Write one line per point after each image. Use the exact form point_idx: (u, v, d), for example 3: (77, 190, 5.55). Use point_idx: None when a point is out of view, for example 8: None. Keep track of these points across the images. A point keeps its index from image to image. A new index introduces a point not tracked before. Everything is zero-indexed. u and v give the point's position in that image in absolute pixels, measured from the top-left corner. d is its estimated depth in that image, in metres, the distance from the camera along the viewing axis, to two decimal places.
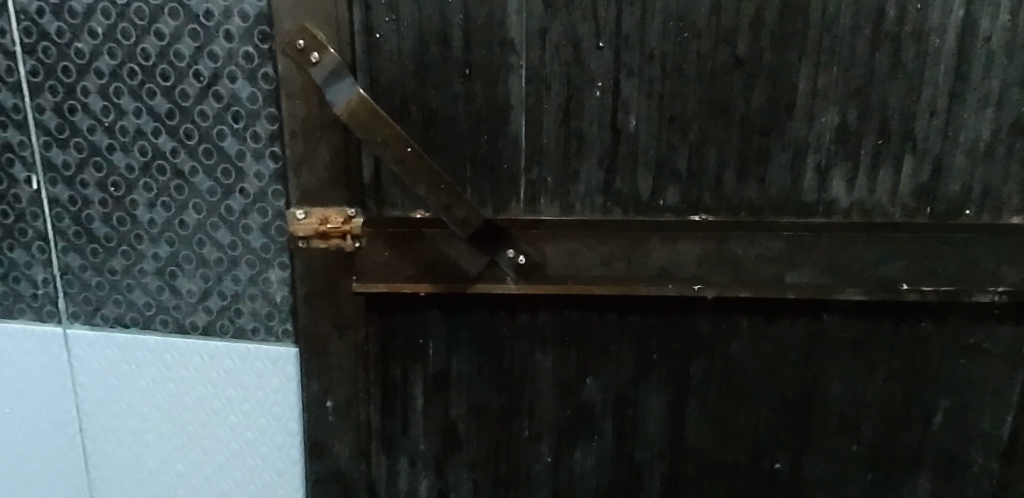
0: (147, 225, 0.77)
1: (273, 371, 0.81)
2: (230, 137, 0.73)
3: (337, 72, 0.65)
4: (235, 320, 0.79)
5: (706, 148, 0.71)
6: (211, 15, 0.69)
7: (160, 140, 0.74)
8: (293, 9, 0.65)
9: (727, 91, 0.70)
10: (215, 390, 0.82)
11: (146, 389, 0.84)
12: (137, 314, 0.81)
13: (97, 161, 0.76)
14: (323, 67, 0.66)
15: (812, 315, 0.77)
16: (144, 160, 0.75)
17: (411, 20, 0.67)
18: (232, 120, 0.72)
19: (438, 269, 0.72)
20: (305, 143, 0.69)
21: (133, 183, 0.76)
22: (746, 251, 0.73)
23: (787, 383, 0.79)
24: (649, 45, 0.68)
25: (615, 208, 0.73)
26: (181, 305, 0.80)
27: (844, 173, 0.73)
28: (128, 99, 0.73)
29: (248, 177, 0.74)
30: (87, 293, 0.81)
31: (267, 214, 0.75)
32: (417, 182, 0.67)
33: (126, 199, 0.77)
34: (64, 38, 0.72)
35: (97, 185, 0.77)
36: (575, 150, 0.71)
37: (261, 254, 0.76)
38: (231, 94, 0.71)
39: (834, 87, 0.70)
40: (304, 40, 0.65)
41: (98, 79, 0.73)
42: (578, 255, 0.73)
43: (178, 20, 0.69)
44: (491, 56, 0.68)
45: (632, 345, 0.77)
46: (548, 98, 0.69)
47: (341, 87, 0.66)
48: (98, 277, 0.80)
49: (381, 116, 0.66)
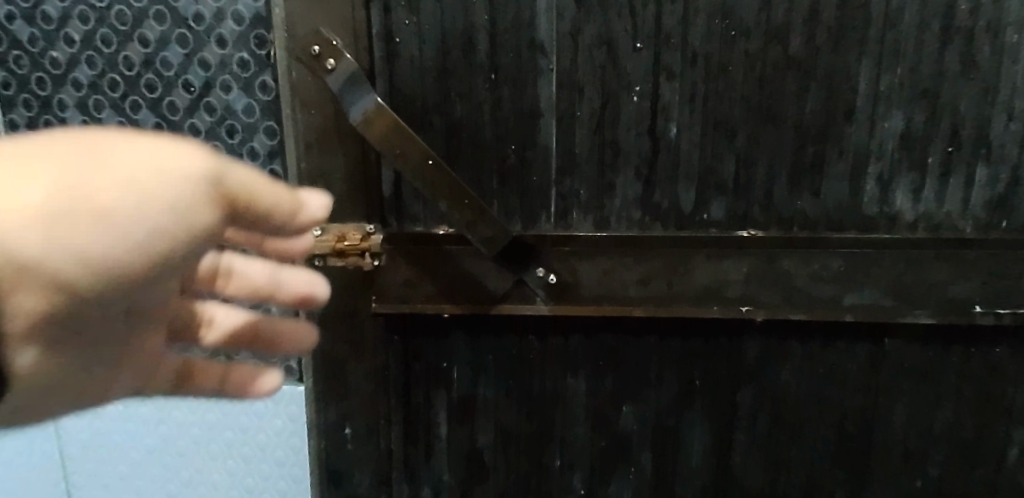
0: None
1: (274, 413, 0.78)
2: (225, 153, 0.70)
3: (357, 78, 0.61)
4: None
5: (755, 157, 0.65)
6: (201, 19, 0.66)
7: None
8: (307, 11, 0.61)
9: (779, 94, 0.64)
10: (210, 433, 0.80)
11: (135, 432, 0.81)
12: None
13: None
14: (340, 73, 0.61)
15: (872, 339, 0.70)
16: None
17: (433, 21, 0.62)
18: (227, 133, 0.69)
19: (463, 289, 0.67)
20: (322, 155, 0.64)
21: None
22: (799, 269, 0.67)
23: (845, 413, 0.73)
24: (692, 44, 0.62)
25: (654, 222, 0.67)
26: None
27: (909, 184, 0.66)
28: (111, 112, 0.70)
29: None
30: None
31: None
32: (438, 195, 0.62)
33: None
34: (37, 46, 0.69)
35: None
36: (610, 160, 0.65)
37: None
38: (224, 105, 0.68)
39: (899, 88, 0.64)
40: (319, 45, 0.61)
41: (76, 91, 0.70)
42: (614, 275, 0.67)
43: (164, 25, 0.66)
44: (519, 60, 0.63)
45: (674, 370, 0.71)
46: (581, 104, 0.64)
47: (358, 95, 0.61)
48: None
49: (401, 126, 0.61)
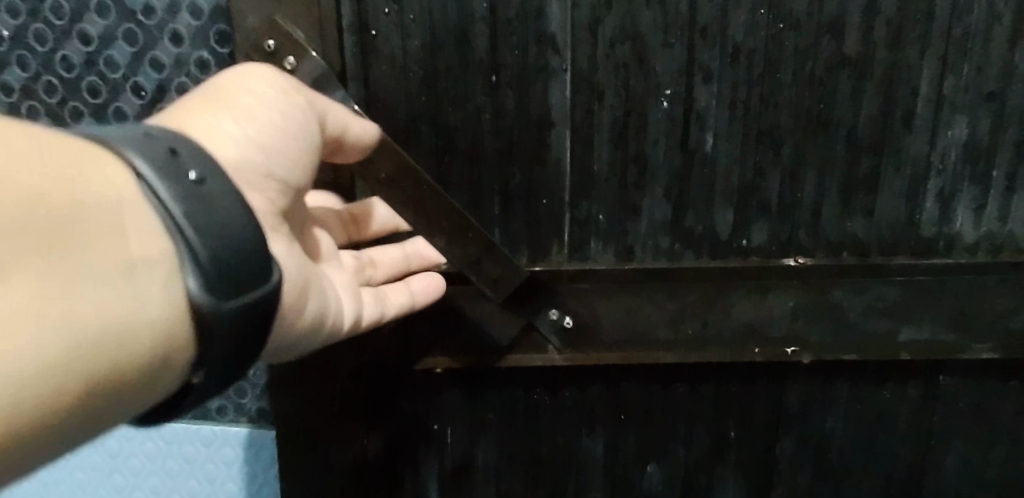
0: None
1: (250, 458, 0.62)
2: None
3: (322, 80, 0.47)
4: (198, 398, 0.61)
5: (802, 172, 0.55)
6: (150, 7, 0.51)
7: None
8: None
9: (829, 98, 0.54)
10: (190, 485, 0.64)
11: (82, 484, 0.64)
12: None
13: None
14: (302, 75, 0.47)
15: (927, 379, 0.62)
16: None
17: (418, 10, 0.50)
18: None
19: (460, 335, 0.55)
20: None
21: None
22: (851, 302, 0.58)
23: (897, 461, 0.64)
24: (732, 39, 0.52)
25: (684, 251, 0.57)
26: None
27: (971, 200, 0.58)
28: (48, 113, 0.55)
29: None
30: None
31: None
32: (435, 229, 0.48)
33: None
34: None
35: None
36: (635, 179, 0.54)
37: None
38: None
39: (965, 91, 0.55)
40: (275, 40, 0.47)
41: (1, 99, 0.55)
42: (639, 314, 0.56)
43: (106, 17, 0.52)
44: (525, 58, 0.51)
45: (705, 421, 0.61)
46: (600, 112, 0.53)
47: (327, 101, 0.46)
48: None
49: (382, 142, 0.45)
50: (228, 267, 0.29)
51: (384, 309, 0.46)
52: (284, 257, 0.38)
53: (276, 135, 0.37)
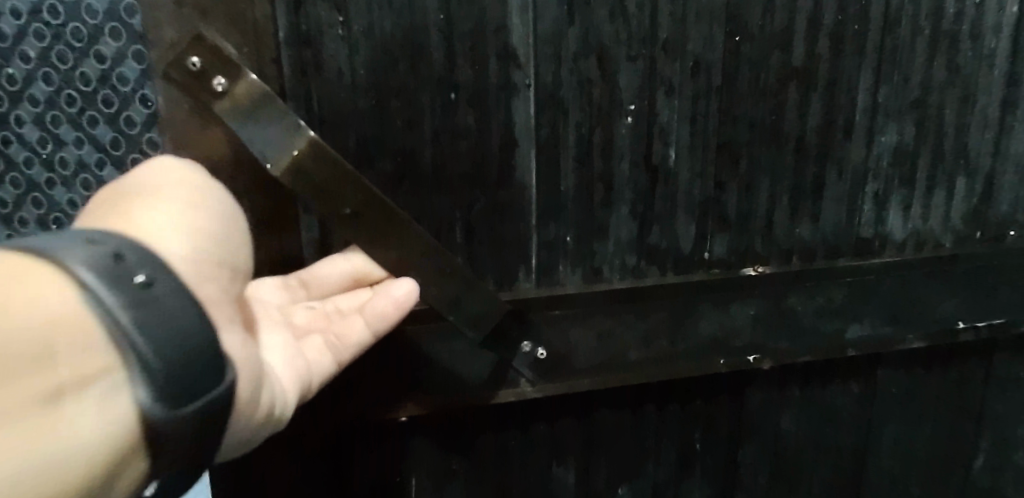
0: None
1: None
2: None
3: (264, 104, 0.40)
4: None
5: (757, 183, 0.56)
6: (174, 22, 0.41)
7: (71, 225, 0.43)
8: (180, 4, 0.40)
9: (781, 109, 0.55)
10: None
11: None
12: None
13: None
14: (239, 99, 0.40)
15: (865, 373, 0.65)
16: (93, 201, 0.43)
17: (368, 22, 0.44)
18: None
19: (427, 378, 0.50)
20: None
21: None
22: (804, 306, 0.59)
23: (840, 452, 0.67)
24: (693, 52, 0.51)
25: (650, 268, 0.55)
26: None
27: (900, 201, 0.61)
28: (68, 130, 0.41)
29: None
30: None
31: None
32: (411, 266, 0.44)
33: None
34: None
35: None
36: (601, 198, 0.52)
37: None
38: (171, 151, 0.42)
39: (895, 98, 0.58)
40: (200, 57, 0.40)
41: None
42: (611, 337, 0.54)
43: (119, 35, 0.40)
44: (486, 74, 0.47)
45: (672, 438, 0.60)
46: (566, 130, 0.50)
47: (272, 131, 0.40)
48: None
49: (349, 175, 0.41)
50: (179, 376, 0.23)
51: (338, 356, 0.39)
52: (238, 352, 0.30)
53: (222, 220, 0.30)
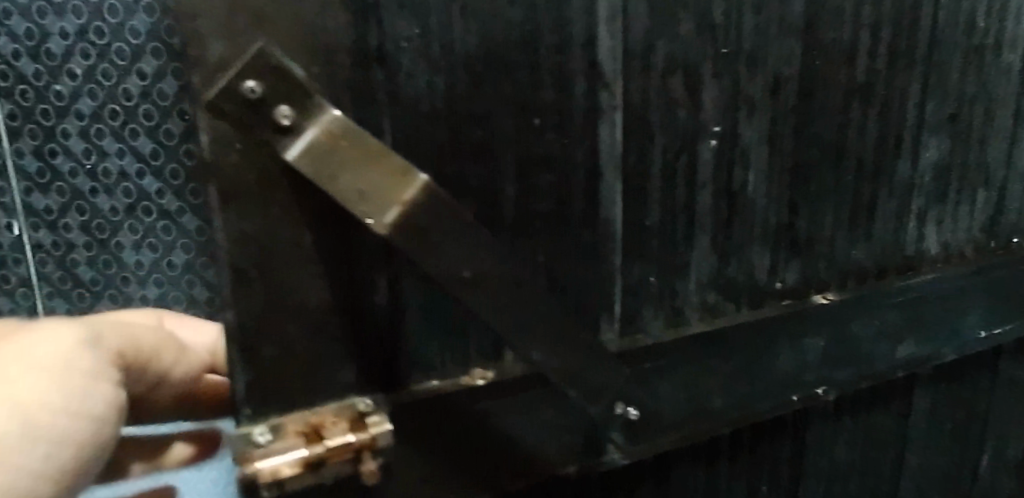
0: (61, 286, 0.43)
1: None
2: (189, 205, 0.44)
3: (355, 144, 0.30)
4: None
5: (823, 206, 0.53)
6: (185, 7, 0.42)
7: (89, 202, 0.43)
8: (231, 10, 0.29)
9: (845, 128, 0.52)
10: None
11: None
12: None
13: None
14: (318, 138, 0.30)
15: (904, 391, 0.64)
16: (130, 202, 0.42)
17: (448, 35, 0.36)
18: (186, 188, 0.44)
19: (514, 462, 0.42)
20: (263, 303, 0.32)
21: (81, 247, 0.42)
22: (863, 331, 0.57)
23: (878, 471, 0.66)
24: (772, 69, 0.47)
25: (728, 305, 0.50)
26: None
27: (936, 216, 0.60)
28: (97, 130, 0.41)
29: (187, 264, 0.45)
30: None
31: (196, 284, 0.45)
32: (528, 339, 0.37)
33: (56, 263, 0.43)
34: None
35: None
36: (684, 232, 0.46)
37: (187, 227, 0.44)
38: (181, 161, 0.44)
39: (937, 113, 0.57)
40: (259, 82, 0.30)
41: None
42: (696, 386, 0.48)
43: (133, 8, 0.40)
44: (572, 96, 0.40)
45: (741, 483, 0.56)
46: (652, 158, 0.44)
47: (377, 180, 0.31)
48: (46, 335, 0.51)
49: (469, 233, 0.33)
50: None
51: None
52: None
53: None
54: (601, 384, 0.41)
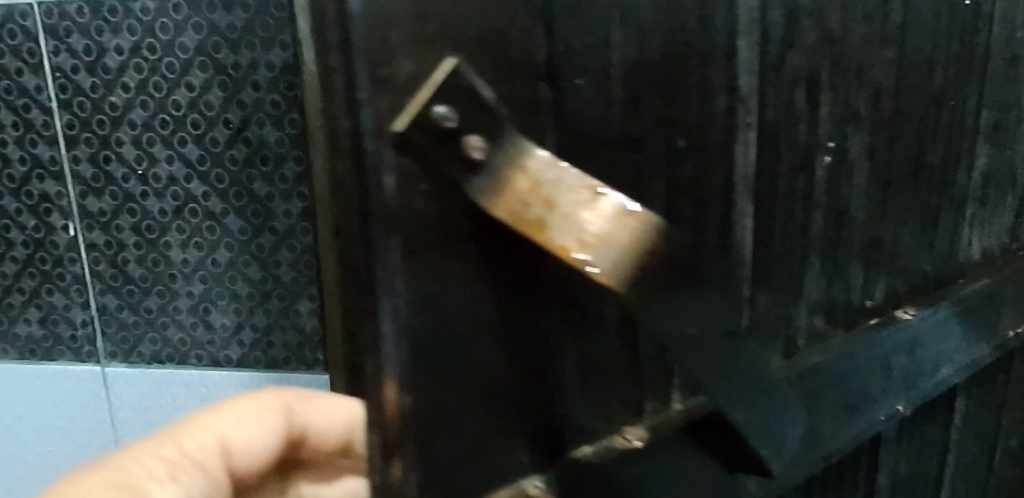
0: (182, 267, 0.59)
1: None
2: (262, 181, 0.56)
3: (573, 179, 0.25)
4: (214, 351, 0.61)
5: (905, 218, 0.52)
6: (282, 70, 0.53)
7: (192, 186, 0.57)
8: (424, 16, 0.23)
9: (924, 138, 0.51)
10: (273, 320, 0.59)
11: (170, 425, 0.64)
12: (174, 352, 0.62)
13: (131, 208, 0.58)
14: (525, 176, 0.25)
15: (952, 398, 0.64)
16: (176, 203, 0.57)
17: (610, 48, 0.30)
18: (263, 162, 0.55)
19: None
20: (431, 385, 0.26)
21: (166, 227, 0.58)
22: (936, 343, 0.56)
23: (928, 479, 0.66)
24: (876, 80, 0.45)
25: (831, 326, 0.48)
26: (217, 342, 0.61)
27: (978, 222, 0.61)
28: (161, 149, 0.56)
29: (277, 217, 0.56)
30: (124, 333, 0.62)
31: (298, 250, 0.57)
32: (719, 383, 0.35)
33: (161, 244, 0.58)
34: (95, 91, 0.55)
35: (131, 231, 0.58)
36: (801, 253, 0.44)
37: (269, 205, 0.56)
38: (262, 140, 0.55)
39: (985, 123, 0.57)
40: (449, 106, 0.24)
41: (132, 130, 0.56)
42: (822, 419, 0.45)
43: (238, 70, 0.53)
44: (714, 112, 0.36)
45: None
46: (778, 178, 0.40)
47: (613, 221, 0.25)
48: (134, 318, 0.61)
49: (689, 278, 0.29)
50: None
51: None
52: None
53: None
54: (761, 422, 0.39)
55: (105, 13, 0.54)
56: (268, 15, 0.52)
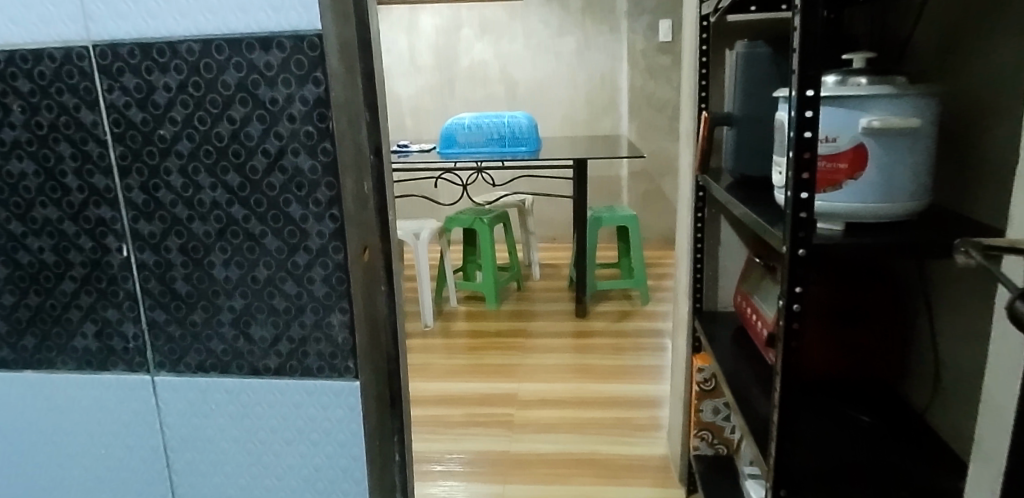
0: (223, 282, 0.69)
1: (335, 407, 0.71)
2: (296, 203, 0.66)
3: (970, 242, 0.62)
4: (252, 358, 0.71)
5: None
6: (315, 104, 0.64)
7: (233, 209, 0.67)
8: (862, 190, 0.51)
9: None
10: (308, 332, 0.70)
11: (223, 428, 0.74)
12: (215, 361, 0.72)
13: (179, 230, 0.69)
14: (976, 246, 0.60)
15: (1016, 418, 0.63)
16: (219, 226, 0.68)
17: None
18: (298, 188, 0.66)
19: None
20: None
21: (209, 246, 0.69)
22: None
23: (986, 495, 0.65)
24: None
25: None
26: (255, 351, 0.71)
27: None
28: (205, 176, 0.67)
29: (311, 236, 0.67)
30: (171, 344, 0.72)
31: (329, 266, 0.68)
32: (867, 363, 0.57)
33: (205, 261, 0.69)
34: (148, 126, 0.66)
35: (178, 250, 0.69)
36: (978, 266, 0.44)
37: (302, 225, 0.67)
38: (296, 168, 0.65)
39: None
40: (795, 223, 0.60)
41: (179, 160, 0.67)
42: None
43: (276, 105, 0.64)
44: None
45: None
46: None
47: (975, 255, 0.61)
48: (180, 329, 0.72)
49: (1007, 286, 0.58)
50: None
51: None
52: None
53: None
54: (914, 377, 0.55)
55: (155, 55, 0.65)
56: (302, 55, 0.63)
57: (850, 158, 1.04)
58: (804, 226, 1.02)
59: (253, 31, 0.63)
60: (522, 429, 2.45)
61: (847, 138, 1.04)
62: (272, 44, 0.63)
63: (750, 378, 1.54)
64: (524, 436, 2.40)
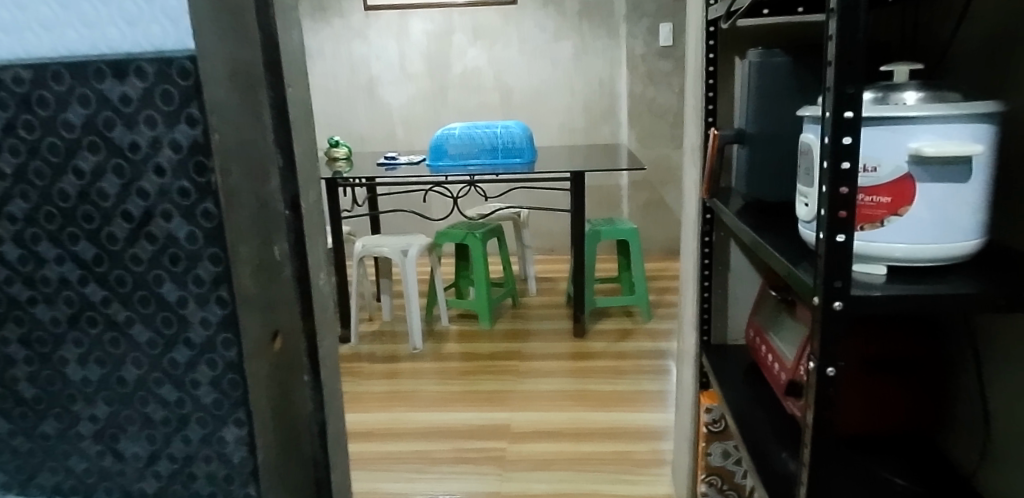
0: (80, 384, 0.51)
1: None
2: (171, 283, 0.48)
3: None
4: (123, 481, 0.53)
5: None
6: (190, 151, 0.46)
7: (87, 288, 0.49)
8: None
9: None
10: (195, 449, 0.52)
11: None
12: (77, 483, 0.54)
13: (19, 315, 0.51)
14: None
15: None
16: (70, 311, 0.50)
17: None
18: (172, 263, 0.48)
19: None
20: None
21: (59, 337, 0.51)
22: None
23: None
24: None
25: None
26: (127, 472, 0.53)
27: None
28: (49, 246, 0.49)
29: (193, 327, 0.49)
30: (18, 460, 0.54)
31: (218, 366, 0.50)
32: None
33: (55, 356, 0.51)
34: None
35: (20, 342, 0.51)
36: None
37: (180, 312, 0.49)
38: (169, 236, 0.48)
39: None
40: None
41: (12, 225, 0.49)
42: None
43: (137, 152, 0.46)
44: None
45: None
46: None
47: None
48: (28, 443, 0.54)
49: None
50: None
51: None
52: None
53: None
54: None
55: None
56: (170, 85, 0.45)
57: (894, 190, 0.87)
58: (841, 274, 0.83)
59: (101, 53, 0.45)
60: (514, 466, 2.26)
61: (890, 169, 0.86)
62: (127, 72, 0.45)
63: (767, 428, 1.35)
64: (516, 475, 2.22)
